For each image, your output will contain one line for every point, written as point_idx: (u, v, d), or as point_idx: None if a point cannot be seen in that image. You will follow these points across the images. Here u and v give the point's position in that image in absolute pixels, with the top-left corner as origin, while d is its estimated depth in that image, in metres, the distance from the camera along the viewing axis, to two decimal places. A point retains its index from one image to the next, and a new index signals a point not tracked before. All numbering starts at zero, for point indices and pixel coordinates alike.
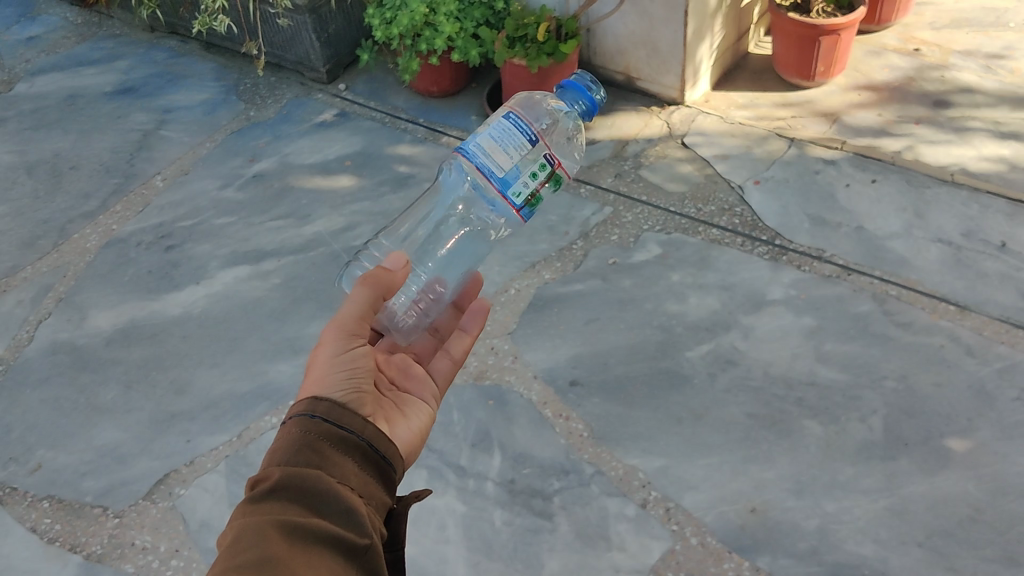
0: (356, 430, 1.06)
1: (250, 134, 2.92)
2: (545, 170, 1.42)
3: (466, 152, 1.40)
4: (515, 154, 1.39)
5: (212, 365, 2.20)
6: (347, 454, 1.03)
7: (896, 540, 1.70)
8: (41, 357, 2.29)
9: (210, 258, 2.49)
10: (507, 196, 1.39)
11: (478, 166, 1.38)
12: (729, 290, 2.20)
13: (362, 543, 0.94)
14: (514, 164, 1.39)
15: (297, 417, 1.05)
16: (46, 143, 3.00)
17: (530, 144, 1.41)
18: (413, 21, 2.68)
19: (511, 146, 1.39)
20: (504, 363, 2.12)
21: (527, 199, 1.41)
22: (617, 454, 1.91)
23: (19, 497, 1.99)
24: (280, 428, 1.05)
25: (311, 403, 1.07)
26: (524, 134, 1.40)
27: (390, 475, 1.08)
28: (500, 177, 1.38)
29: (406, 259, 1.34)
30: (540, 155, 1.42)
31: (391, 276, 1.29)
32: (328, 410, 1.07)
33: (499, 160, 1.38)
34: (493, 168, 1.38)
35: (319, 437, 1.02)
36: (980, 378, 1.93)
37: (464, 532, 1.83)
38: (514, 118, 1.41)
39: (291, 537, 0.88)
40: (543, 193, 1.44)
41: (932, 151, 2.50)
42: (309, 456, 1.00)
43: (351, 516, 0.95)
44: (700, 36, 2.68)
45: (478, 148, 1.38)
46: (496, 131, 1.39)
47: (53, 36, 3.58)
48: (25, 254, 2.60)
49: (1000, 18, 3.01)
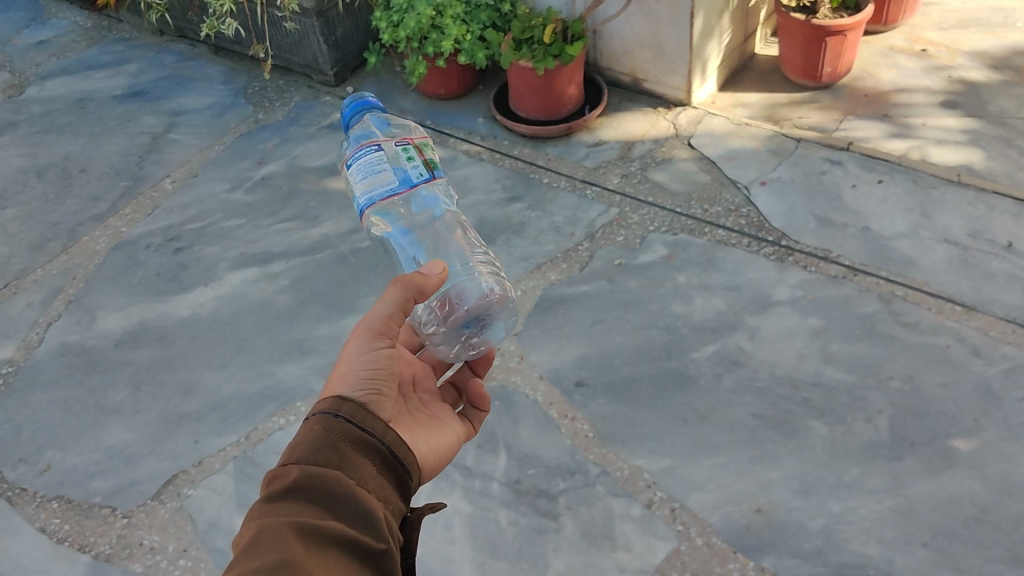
0: (378, 434, 1.07)
1: (259, 137, 2.93)
2: (408, 149, 1.38)
3: (366, 204, 1.32)
4: (384, 165, 1.33)
5: (220, 367, 2.21)
6: (366, 457, 1.03)
7: (902, 540, 1.70)
8: (51, 359, 2.31)
9: (218, 260, 2.50)
10: (417, 184, 1.35)
11: (382, 199, 1.32)
12: (736, 291, 2.20)
13: (379, 548, 0.94)
14: (391, 168, 1.34)
15: (320, 415, 1.05)
16: (56, 146, 3.02)
17: (379, 150, 1.35)
18: (420, 24, 2.71)
19: (375, 166, 1.33)
20: (510, 364, 2.13)
21: (427, 169, 1.38)
22: (623, 455, 1.91)
23: (29, 497, 2.01)
24: (301, 424, 1.05)
25: (336, 403, 1.08)
26: (371, 149, 1.35)
27: (406, 482, 1.08)
28: (399, 183, 1.33)
29: (444, 266, 1.30)
30: (392, 146, 1.37)
31: (425, 282, 1.27)
32: (352, 411, 1.07)
33: (381, 178, 1.32)
34: (389, 185, 1.32)
35: (342, 437, 1.02)
36: (987, 379, 1.92)
37: (469, 531, 1.84)
38: (354, 159, 1.35)
39: (308, 538, 0.89)
40: (428, 154, 1.41)
41: (939, 152, 2.49)
42: (329, 456, 1.00)
43: (368, 520, 0.95)
44: (706, 36, 2.69)
45: (363, 195, 1.32)
46: (359, 175, 1.33)
47: (64, 40, 3.61)
48: (35, 256, 2.62)
49: (1008, 19, 3.00)
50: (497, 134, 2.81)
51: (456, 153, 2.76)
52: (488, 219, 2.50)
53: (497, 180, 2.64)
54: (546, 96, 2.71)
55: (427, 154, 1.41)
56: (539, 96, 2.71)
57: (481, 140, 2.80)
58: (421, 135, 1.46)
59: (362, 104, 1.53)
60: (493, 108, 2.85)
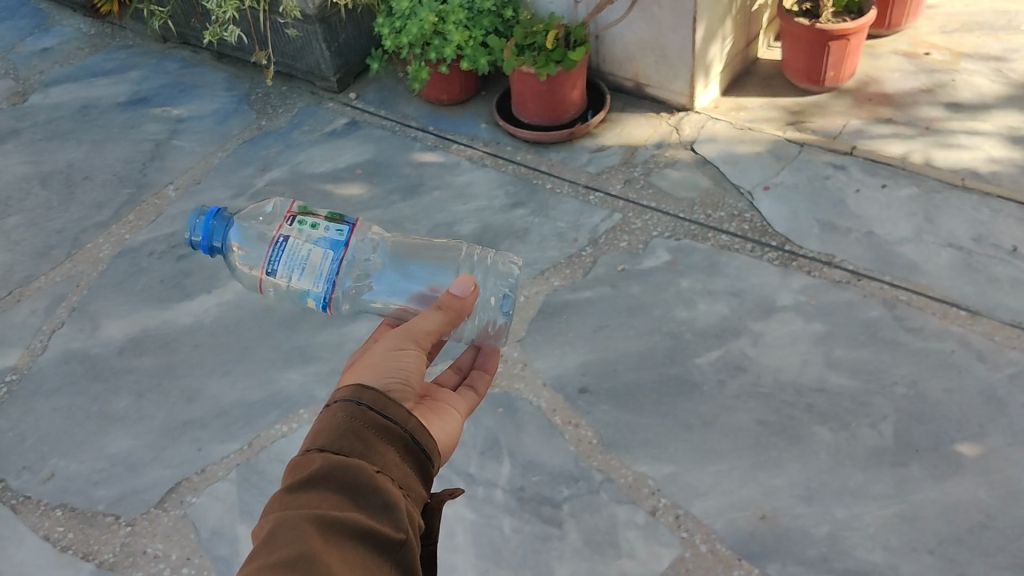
0: (400, 421, 1.02)
1: (261, 144, 2.94)
2: (303, 221, 1.36)
3: (326, 287, 1.33)
4: (304, 252, 1.33)
5: (223, 374, 2.22)
6: (390, 445, 0.99)
7: (907, 547, 1.69)
8: (54, 366, 2.32)
9: (221, 267, 2.51)
10: (347, 238, 1.35)
11: (334, 275, 1.33)
12: (739, 296, 2.20)
13: (398, 539, 0.90)
14: (313, 248, 1.33)
15: (342, 402, 1.02)
16: (60, 154, 3.03)
17: (287, 241, 1.34)
18: (422, 30, 2.71)
19: (299, 255, 1.33)
20: (513, 371, 2.13)
21: (333, 222, 1.36)
22: (626, 462, 1.91)
23: (32, 505, 2.01)
24: (323, 411, 1.02)
25: (358, 390, 1.04)
26: (282, 245, 1.34)
27: (428, 469, 1.03)
28: (329, 254, 1.33)
29: (475, 282, 1.28)
30: (291, 230, 1.35)
31: (463, 304, 1.26)
32: (375, 398, 1.03)
33: (309, 259, 1.33)
34: (325, 263, 1.33)
35: (365, 425, 0.99)
36: (992, 384, 1.92)
37: (473, 539, 1.83)
38: (271, 264, 1.33)
39: (327, 529, 0.86)
40: (322, 211, 1.39)
41: (942, 156, 2.49)
42: (352, 443, 0.96)
43: (389, 511, 0.91)
44: (708, 41, 2.68)
45: (318, 283, 1.32)
46: (290, 274, 1.33)
47: (66, 47, 3.62)
48: (39, 264, 2.63)
49: (1012, 22, 2.99)
50: (500, 140, 2.81)
51: (459, 159, 2.76)
52: (492, 225, 2.50)
53: (500, 185, 2.64)
54: (548, 102, 2.70)
55: (318, 210, 1.39)
56: (542, 101, 2.70)
57: (484, 146, 2.80)
58: (293, 198, 1.43)
59: (213, 223, 1.46)
60: (496, 114, 2.85)
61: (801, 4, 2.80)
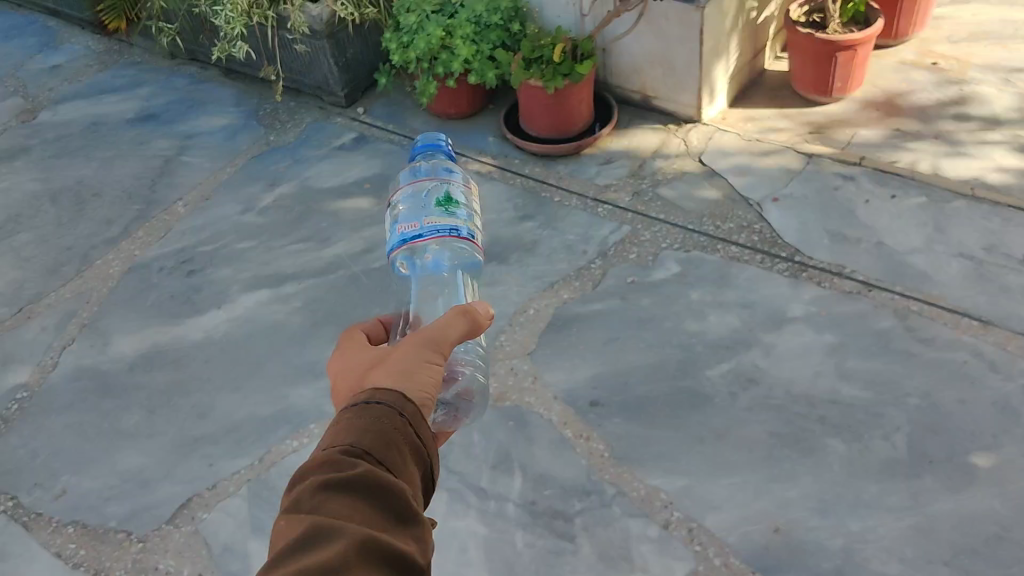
0: (431, 444, 1.01)
1: (270, 159, 2.94)
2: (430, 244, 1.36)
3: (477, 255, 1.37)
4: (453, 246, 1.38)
5: (234, 391, 2.21)
6: (419, 464, 0.98)
7: (922, 559, 1.68)
8: (66, 383, 2.32)
9: (232, 282, 2.51)
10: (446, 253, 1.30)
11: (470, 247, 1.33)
12: (750, 307, 2.19)
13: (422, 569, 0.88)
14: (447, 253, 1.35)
15: (386, 408, 0.99)
16: (69, 171, 3.04)
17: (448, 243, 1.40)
18: (430, 45, 2.73)
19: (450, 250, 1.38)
20: (524, 384, 2.12)
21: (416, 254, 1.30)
22: (639, 475, 1.90)
23: (44, 522, 2.01)
24: (363, 410, 0.99)
25: (401, 400, 1.02)
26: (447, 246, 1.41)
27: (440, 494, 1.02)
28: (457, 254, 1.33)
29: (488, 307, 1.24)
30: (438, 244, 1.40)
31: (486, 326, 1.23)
32: (415, 414, 1.01)
33: (476, 198, 1.45)
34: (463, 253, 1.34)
35: (405, 440, 0.97)
36: (1006, 395, 1.90)
37: (486, 555, 1.82)
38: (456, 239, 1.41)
39: (364, 548, 0.82)
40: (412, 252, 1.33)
41: (952, 167, 2.48)
42: (392, 457, 0.94)
43: (416, 539, 0.90)
44: (715, 53, 2.69)
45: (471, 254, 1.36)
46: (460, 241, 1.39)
47: (76, 64, 3.64)
48: (48, 281, 2.63)
49: (1019, 31, 2.99)
50: (508, 153, 2.81)
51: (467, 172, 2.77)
52: (499, 238, 2.51)
53: (508, 199, 2.64)
54: (555, 115, 2.71)
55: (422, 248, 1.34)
56: (549, 114, 2.70)
57: (492, 159, 2.80)
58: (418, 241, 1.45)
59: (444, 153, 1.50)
60: (504, 127, 2.85)
61: (807, 15, 2.81)
